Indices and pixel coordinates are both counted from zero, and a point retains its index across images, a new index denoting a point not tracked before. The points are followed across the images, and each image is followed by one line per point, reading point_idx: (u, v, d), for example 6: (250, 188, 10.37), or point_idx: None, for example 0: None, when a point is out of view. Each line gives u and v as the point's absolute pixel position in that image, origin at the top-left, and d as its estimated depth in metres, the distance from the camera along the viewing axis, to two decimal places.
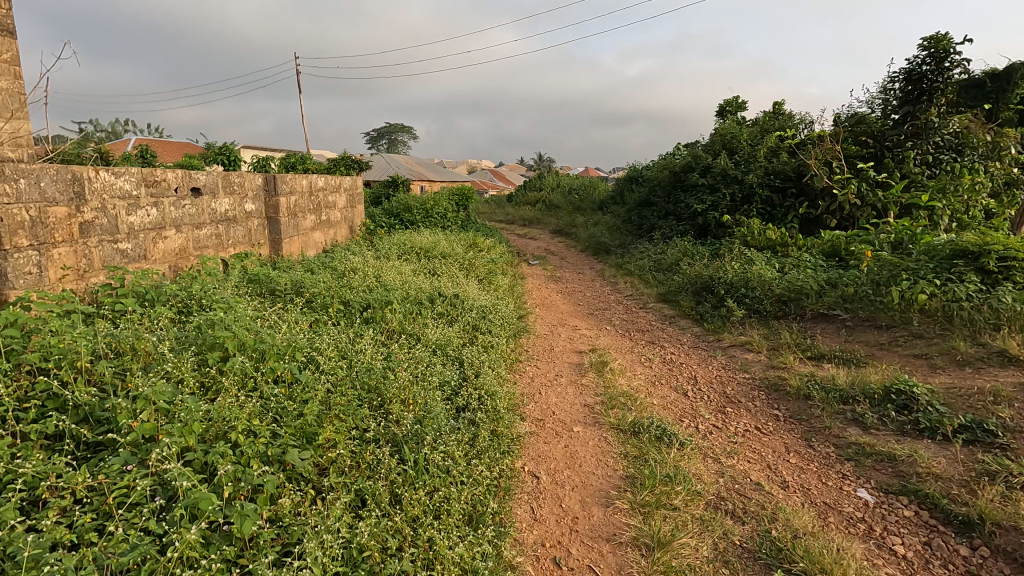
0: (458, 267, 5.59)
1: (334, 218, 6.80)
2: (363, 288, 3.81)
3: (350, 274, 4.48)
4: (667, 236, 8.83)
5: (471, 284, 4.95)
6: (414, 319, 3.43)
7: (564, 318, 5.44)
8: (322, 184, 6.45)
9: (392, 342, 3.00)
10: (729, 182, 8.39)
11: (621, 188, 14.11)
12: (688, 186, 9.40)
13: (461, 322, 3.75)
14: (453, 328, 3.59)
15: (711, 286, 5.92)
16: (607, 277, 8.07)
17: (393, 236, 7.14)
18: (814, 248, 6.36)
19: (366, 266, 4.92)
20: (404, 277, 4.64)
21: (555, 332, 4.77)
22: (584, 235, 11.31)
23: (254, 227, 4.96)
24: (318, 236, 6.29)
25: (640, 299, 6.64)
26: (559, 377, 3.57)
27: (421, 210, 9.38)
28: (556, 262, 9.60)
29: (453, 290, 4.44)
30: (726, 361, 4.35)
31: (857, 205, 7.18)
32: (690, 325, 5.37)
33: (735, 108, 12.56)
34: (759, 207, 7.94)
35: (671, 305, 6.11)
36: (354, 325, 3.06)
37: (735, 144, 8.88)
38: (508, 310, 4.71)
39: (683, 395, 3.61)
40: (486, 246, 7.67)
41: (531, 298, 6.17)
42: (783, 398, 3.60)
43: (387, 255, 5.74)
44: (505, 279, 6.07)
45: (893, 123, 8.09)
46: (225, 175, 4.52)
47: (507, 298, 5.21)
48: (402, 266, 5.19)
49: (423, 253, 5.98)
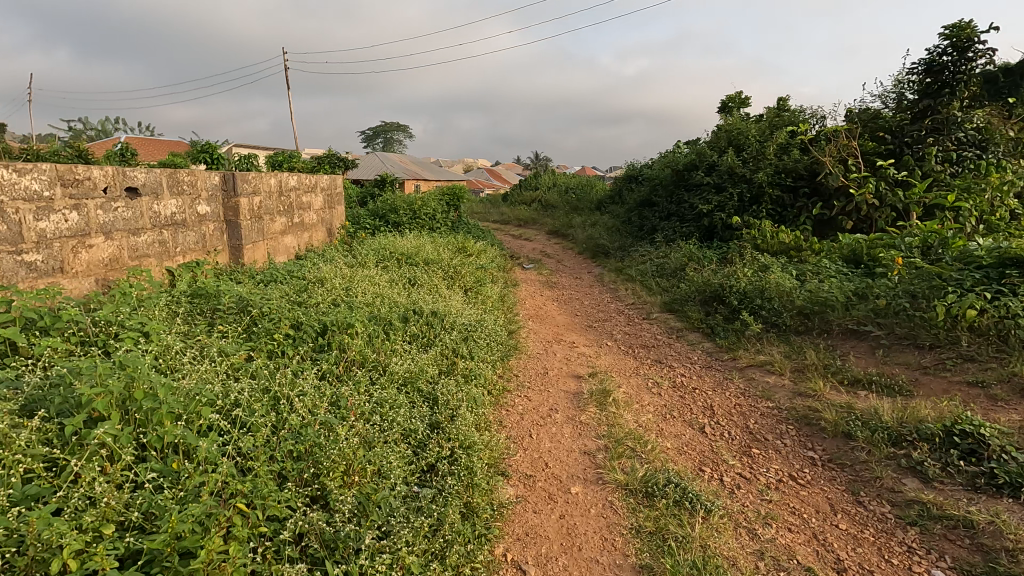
0: (443, 276, 5.04)
1: (309, 220, 6.24)
2: (324, 307, 3.24)
3: (315, 287, 3.91)
4: (670, 239, 8.29)
5: (455, 297, 4.38)
6: (380, 347, 2.86)
7: (561, 333, 4.88)
8: (294, 183, 5.88)
9: (347, 379, 2.44)
10: (736, 181, 7.85)
11: (620, 187, 13.55)
12: (692, 186, 8.86)
13: (438, 347, 3.19)
14: (427, 354, 3.02)
15: (722, 295, 5.39)
16: (607, 282, 7.53)
17: (374, 240, 6.57)
18: (832, 253, 5.83)
19: (337, 277, 4.36)
20: (377, 289, 4.07)
21: (551, 351, 4.20)
22: (582, 236, 10.77)
23: (210, 232, 4.40)
24: (289, 241, 5.73)
25: (642, 308, 6.10)
26: (554, 412, 3.00)
27: (408, 211, 8.81)
28: (552, 265, 9.04)
29: (433, 306, 3.87)
30: (745, 387, 3.81)
31: (876, 206, 6.66)
32: (699, 341, 4.83)
33: (738, 104, 12.01)
34: (769, 208, 7.40)
35: (677, 317, 5.56)
36: (301, 358, 2.51)
37: (742, 140, 8.34)
38: (496, 326, 4.15)
39: (700, 432, 3.05)
40: (476, 251, 7.11)
41: (524, 309, 5.60)
42: (818, 436, 3.05)
43: (363, 262, 5.17)
44: (496, 288, 5.52)
45: (912, 117, 7.53)
46: (173, 172, 3.96)
47: (496, 310, 4.66)
48: (377, 275, 4.61)
49: (405, 260, 5.42)
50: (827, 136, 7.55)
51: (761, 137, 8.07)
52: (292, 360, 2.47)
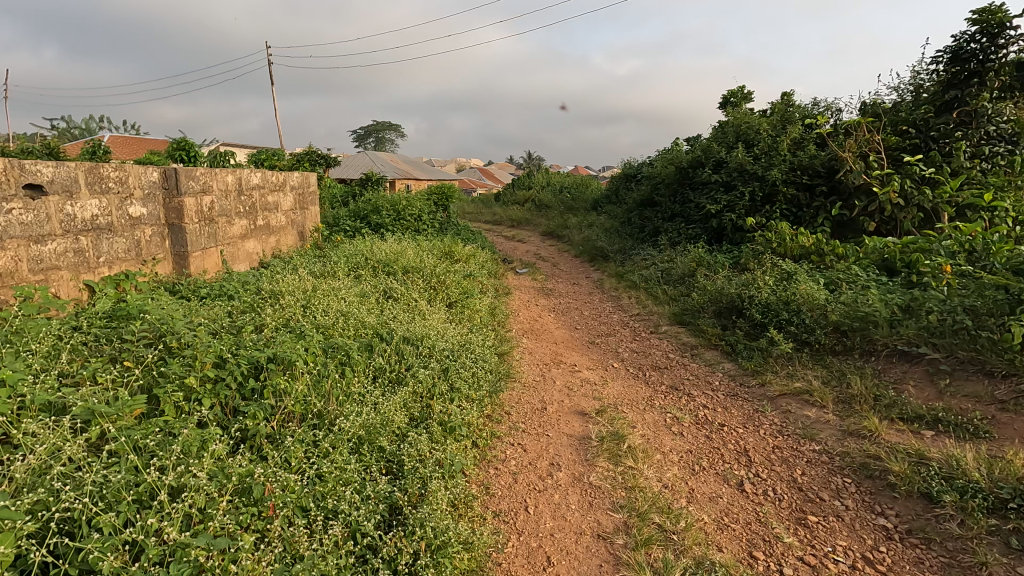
0: (424, 288, 4.38)
1: (276, 222, 5.56)
2: (263, 334, 2.57)
3: (265, 306, 3.24)
4: (675, 242, 7.68)
5: (438, 315, 3.72)
6: (329, 393, 2.20)
7: (560, 353, 4.23)
8: (257, 181, 5.20)
9: (274, 451, 1.80)
10: (747, 180, 7.25)
11: (617, 186, 12.93)
12: (698, 184, 8.25)
13: (409, 386, 2.53)
14: (392, 397, 2.37)
15: (742, 307, 4.77)
16: (607, 290, 6.91)
17: (351, 245, 5.90)
18: (860, 259, 5.24)
19: (297, 292, 3.70)
20: (342, 306, 3.41)
21: (549, 379, 3.56)
22: (578, 237, 10.16)
23: (147, 238, 3.73)
24: (251, 246, 5.06)
25: (649, 320, 5.48)
26: (556, 469, 2.36)
27: (392, 212, 8.14)
28: (547, 270, 8.42)
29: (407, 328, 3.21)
30: (782, 422, 3.20)
31: (901, 205, 6.08)
32: (719, 361, 4.21)
33: (741, 100, 11.41)
34: (783, 208, 6.80)
35: (690, 332, 4.94)
36: (212, 422, 1.86)
37: (752, 135, 7.74)
38: (485, 349, 3.50)
39: (738, 492, 2.43)
40: (464, 255, 6.46)
41: (518, 324, 4.94)
42: (885, 495, 2.44)
43: (333, 272, 4.50)
44: (485, 299, 4.88)
45: (936, 110, 6.88)
46: (92, 166, 3.27)
47: (485, 329, 4.01)
48: (346, 288, 3.94)
49: (382, 268, 4.76)
50: (845, 131, 6.96)
51: (773, 132, 7.47)
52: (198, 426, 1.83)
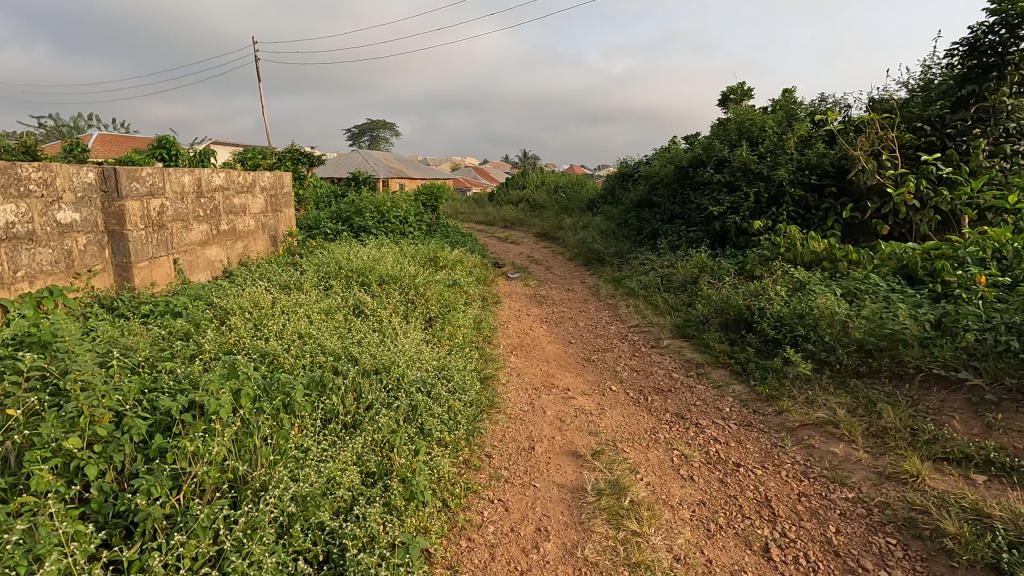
0: (400, 301, 3.93)
1: (244, 226, 5.10)
2: (189, 369, 2.13)
3: (208, 330, 2.79)
4: (675, 246, 7.27)
5: (413, 335, 3.27)
6: (257, 453, 1.76)
7: (552, 374, 3.79)
8: (220, 182, 4.75)
9: (161, 551, 1.36)
10: (752, 180, 6.83)
11: (612, 186, 12.53)
12: (698, 185, 7.84)
13: (364, 435, 2.09)
14: (341, 453, 1.93)
15: (752, 321, 4.35)
16: (603, 297, 6.49)
17: (327, 251, 5.44)
18: (877, 267, 4.84)
19: (252, 310, 3.25)
20: (299, 328, 2.96)
21: (537, 409, 3.12)
22: (573, 239, 9.75)
23: (82, 247, 3.28)
24: (213, 253, 4.61)
25: (649, 333, 5.07)
26: (543, 539, 1.95)
27: (376, 214, 7.70)
28: (540, 274, 8.00)
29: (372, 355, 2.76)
30: (807, 460, 2.78)
31: (917, 207, 5.69)
32: (729, 383, 3.79)
33: (741, 97, 10.99)
34: (790, 210, 6.39)
35: (695, 347, 4.52)
36: (91, 509, 1.45)
37: (756, 132, 7.33)
38: (464, 374, 3.06)
39: (765, 562, 2.01)
40: (450, 261, 6.03)
41: (506, 338, 4.50)
42: (941, 563, 2.02)
43: (300, 283, 4.05)
44: (470, 311, 4.45)
45: (952, 106, 6.44)
46: (6, 166, 2.82)
47: (467, 348, 3.57)
48: (310, 304, 3.49)
49: (355, 278, 4.32)
50: (855, 128, 6.55)
51: (778, 129, 7.06)
52: (62, 521, 1.38)
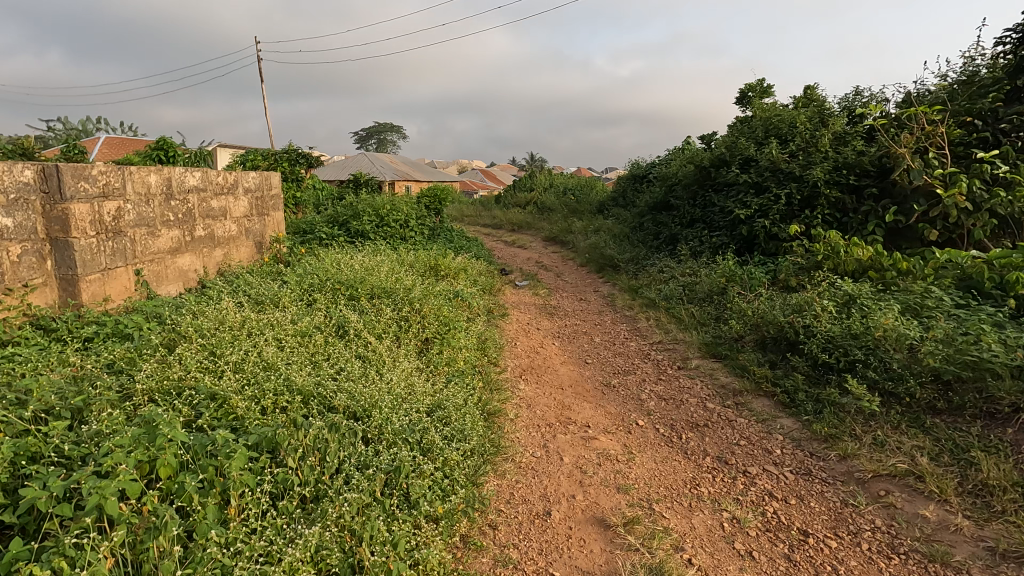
0: (392, 319, 3.39)
1: (224, 231, 4.61)
2: (95, 426, 1.63)
3: (149, 363, 2.27)
4: (697, 253, 6.71)
5: (404, 363, 2.73)
6: (162, 566, 1.25)
7: (568, 406, 3.24)
8: (195, 182, 4.24)
9: None
10: (782, 180, 6.26)
11: (624, 188, 11.99)
12: (720, 186, 7.27)
13: (320, 525, 1.56)
14: (286, 557, 1.41)
15: (796, 341, 3.80)
16: (620, 308, 5.94)
17: (315, 259, 4.93)
18: (935, 278, 4.27)
19: (213, 334, 2.74)
20: (265, 359, 2.44)
21: (552, 455, 2.59)
22: (584, 244, 9.21)
23: (15, 258, 2.79)
24: (186, 262, 4.11)
25: (674, 351, 4.52)
26: None
27: (374, 217, 7.20)
28: (550, 282, 7.46)
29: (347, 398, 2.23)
30: (892, 527, 2.23)
31: (970, 211, 5.12)
32: (775, 418, 3.23)
33: (759, 94, 10.39)
34: (826, 213, 5.83)
35: (729, 370, 3.96)
36: None
37: (785, 129, 6.76)
38: (463, 413, 2.52)
39: None
40: (452, 269, 5.50)
41: (515, 360, 3.95)
42: None
43: (279, 296, 3.53)
44: (473, 329, 3.92)
45: (1005, 99, 5.83)
46: None
47: (468, 378, 3.03)
48: (284, 324, 2.97)
49: (343, 290, 3.79)
50: (896, 124, 5.97)
51: (809, 126, 6.48)
52: None
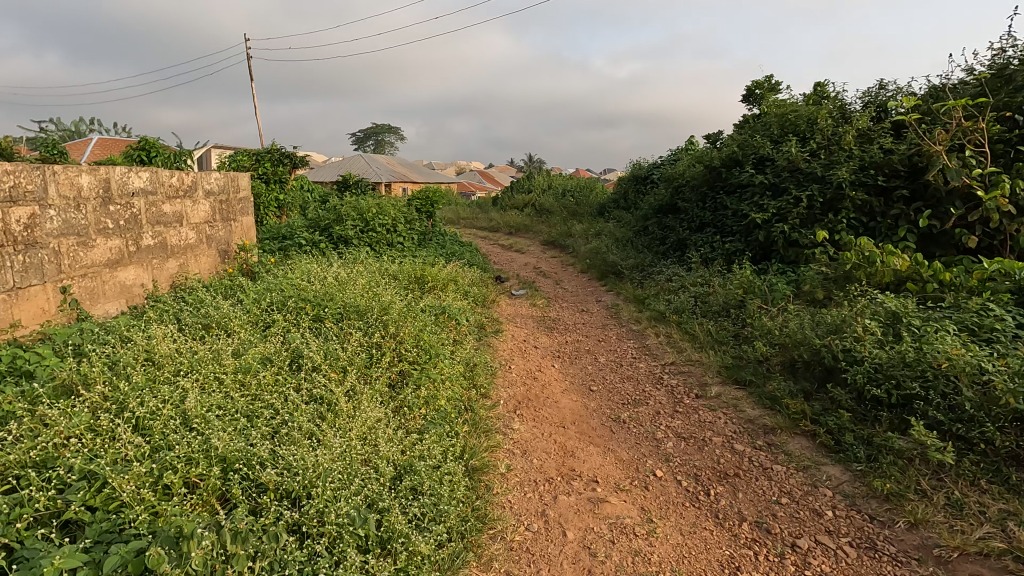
0: (361, 346, 2.85)
1: (179, 240, 4.06)
2: None
3: (19, 423, 1.72)
4: (708, 260, 6.17)
5: (365, 411, 2.19)
6: None
7: (571, 452, 2.71)
8: (142, 184, 3.69)
9: None
10: (801, 181, 5.74)
11: (626, 189, 11.47)
12: (732, 187, 6.73)
13: None
14: None
15: (836, 368, 3.26)
16: (625, 322, 5.41)
17: (285, 270, 4.37)
18: (988, 292, 3.74)
19: (128, 372, 2.19)
20: (179, 416, 1.90)
21: (554, 529, 2.07)
22: (585, 249, 8.69)
23: None
24: (130, 276, 3.56)
25: (689, 374, 3.99)
26: None
27: (359, 221, 6.66)
28: (549, 290, 6.94)
29: (280, 473, 1.70)
30: None
31: (1016, 215, 4.60)
32: (820, 465, 2.70)
33: (768, 92, 9.85)
34: (851, 217, 5.31)
35: (756, 401, 3.43)
36: None
37: (803, 126, 6.23)
38: (436, 479, 1.99)
39: None
40: (441, 279, 4.97)
41: (508, 389, 3.41)
42: None
43: (228, 318, 2.98)
44: (460, 354, 3.38)
45: None
46: None
47: (449, 424, 2.49)
48: (224, 357, 2.42)
49: (308, 309, 3.25)
50: (927, 120, 5.45)
51: (830, 122, 5.96)
52: None
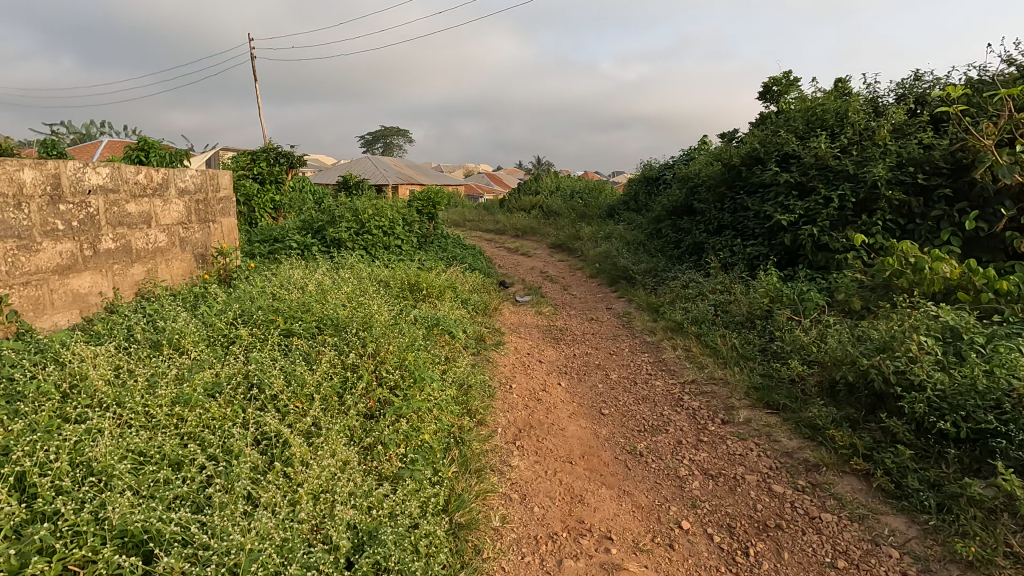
0: (334, 369, 2.43)
1: (147, 243, 3.67)
2: None
3: None
4: (728, 266, 5.71)
5: (323, 459, 1.79)
6: None
7: (579, 496, 2.28)
8: (100, 181, 3.30)
9: None
10: (831, 180, 5.27)
11: (636, 190, 11.02)
12: (754, 187, 6.26)
13: None
14: None
15: (889, 394, 2.80)
16: (639, 333, 4.97)
17: (264, 276, 3.97)
18: None
19: (36, 406, 1.79)
20: (81, 470, 1.50)
21: None
22: (594, 252, 8.25)
23: None
24: (84, 283, 3.17)
25: (713, 396, 3.53)
26: None
27: (354, 222, 6.26)
28: (557, 297, 6.51)
29: (192, 560, 1.32)
30: None
31: None
32: (879, 515, 2.25)
33: (785, 89, 9.34)
34: (888, 219, 4.83)
35: (793, 430, 2.97)
36: None
37: (832, 121, 5.75)
38: (406, 549, 1.59)
39: None
40: (437, 286, 4.56)
41: (508, 414, 2.98)
42: None
43: (183, 334, 2.58)
44: (452, 375, 2.95)
45: None
46: None
47: (431, 467, 2.08)
48: (163, 385, 2.02)
49: (278, 323, 2.84)
50: (971, 112, 4.95)
51: (862, 116, 5.48)
52: None
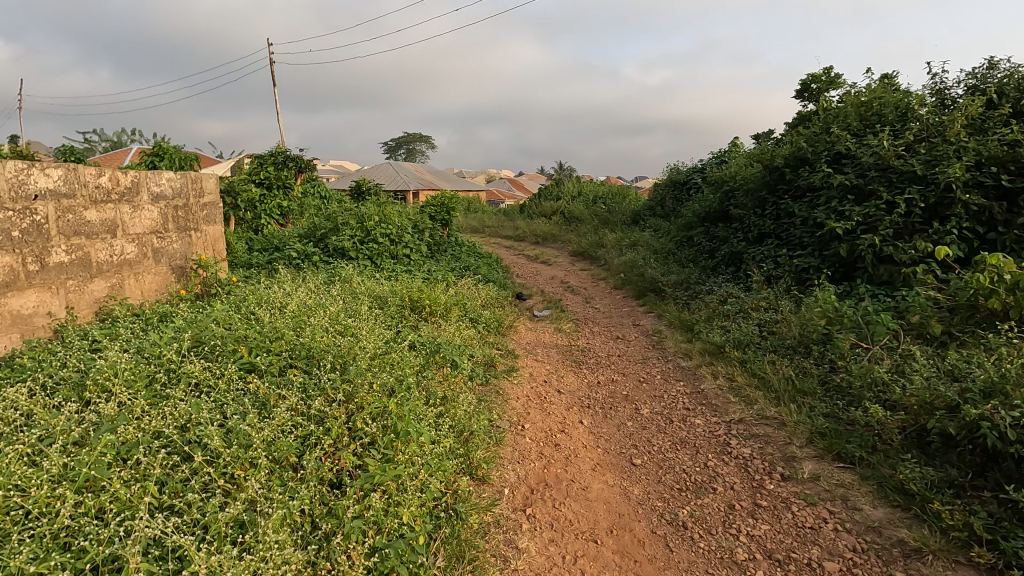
0: (295, 422, 1.91)
1: (109, 255, 3.21)
2: None
3: None
4: (772, 279, 5.07)
5: None
6: None
7: None
8: (50, 184, 2.86)
9: None
10: (895, 182, 4.60)
11: (663, 195, 10.39)
12: (800, 191, 5.61)
13: None
14: None
15: (1007, 455, 2.17)
16: (672, 356, 4.36)
17: (244, 292, 3.49)
18: None
19: None
20: None
21: None
22: (618, 261, 7.65)
23: None
24: (26, 303, 2.72)
25: (768, 441, 2.92)
26: None
27: (359, 230, 5.80)
28: (579, 311, 5.94)
29: None
30: None
31: None
32: None
33: (826, 86, 8.63)
34: (965, 227, 4.15)
35: (878, 494, 2.36)
36: None
37: (892, 117, 5.08)
38: None
39: None
40: (444, 302, 4.03)
41: (518, 468, 2.43)
42: None
43: (116, 371, 2.08)
44: (451, 419, 2.41)
45: None
46: None
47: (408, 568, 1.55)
48: (52, 454, 1.52)
49: (239, 355, 2.33)
50: None
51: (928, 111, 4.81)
52: None
